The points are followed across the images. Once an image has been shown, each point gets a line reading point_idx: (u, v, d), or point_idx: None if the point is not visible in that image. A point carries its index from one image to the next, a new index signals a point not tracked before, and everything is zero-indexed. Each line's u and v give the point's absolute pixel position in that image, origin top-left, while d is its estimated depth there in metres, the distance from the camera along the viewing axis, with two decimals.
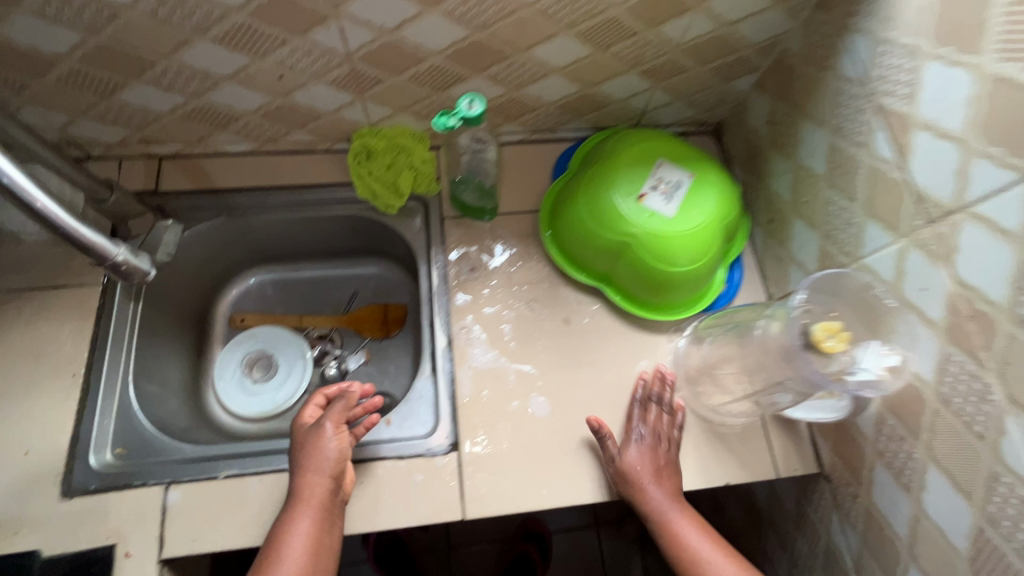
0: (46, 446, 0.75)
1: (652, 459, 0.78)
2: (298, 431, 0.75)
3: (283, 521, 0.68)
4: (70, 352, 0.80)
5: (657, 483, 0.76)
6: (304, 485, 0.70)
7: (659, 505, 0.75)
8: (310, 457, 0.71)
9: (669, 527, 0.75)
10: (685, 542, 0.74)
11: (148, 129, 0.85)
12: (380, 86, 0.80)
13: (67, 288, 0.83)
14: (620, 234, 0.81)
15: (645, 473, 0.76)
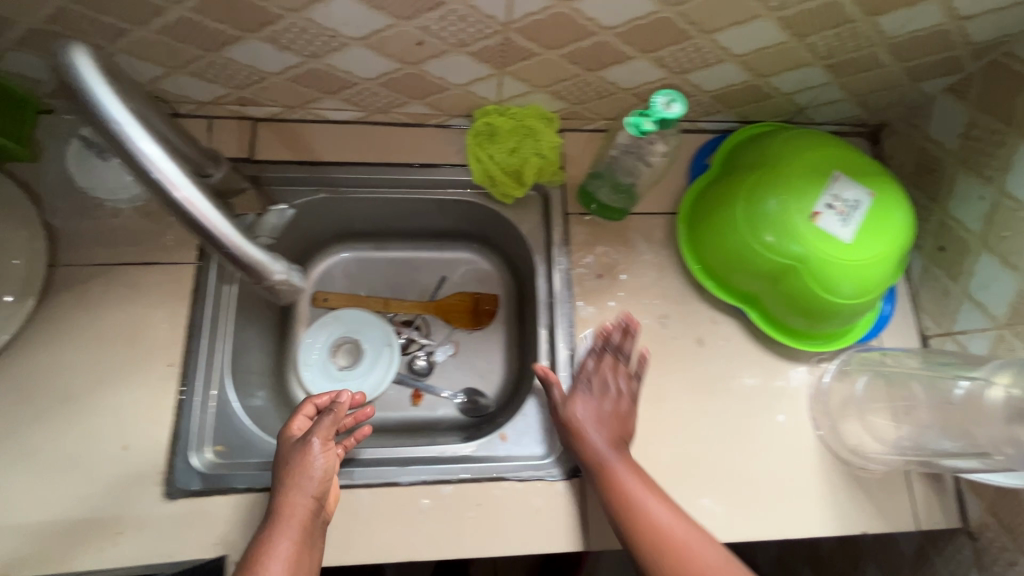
0: (147, 441, 0.69)
1: (601, 416, 0.72)
2: (284, 447, 0.68)
3: (261, 540, 0.59)
4: (166, 338, 0.73)
5: (615, 446, 0.69)
6: (285, 503, 0.62)
7: (597, 459, 0.69)
8: (295, 473, 0.64)
9: (607, 489, 0.66)
10: (630, 510, 0.65)
11: (249, 89, 0.74)
12: (528, 62, 0.68)
13: (160, 266, 0.75)
14: (785, 256, 0.71)
15: (594, 426, 0.71)
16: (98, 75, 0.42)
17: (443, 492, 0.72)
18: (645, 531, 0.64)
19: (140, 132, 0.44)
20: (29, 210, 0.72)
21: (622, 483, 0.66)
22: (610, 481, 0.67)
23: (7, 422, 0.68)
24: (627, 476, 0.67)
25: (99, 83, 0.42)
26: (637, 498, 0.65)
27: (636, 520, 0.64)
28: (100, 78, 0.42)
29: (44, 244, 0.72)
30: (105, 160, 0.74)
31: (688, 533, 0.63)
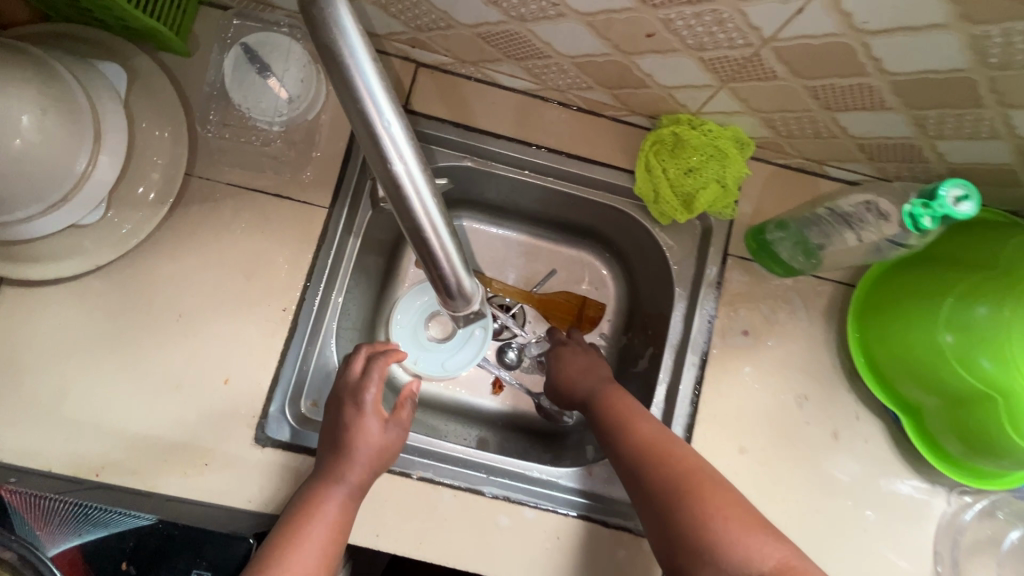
0: (247, 380, 0.67)
1: (588, 370, 0.79)
2: (339, 396, 0.67)
3: (317, 490, 0.60)
4: (284, 280, 0.69)
5: (608, 385, 0.75)
6: (344, 465, 0.62)
7: (591, 390, 0.75)
8: (359, 439, 0.63)
9: (600, 418, 0.71)
10: (618, 429, 0.67)
11: (427, 33, 0.66)
12: (761, 83, 0.57)
13: (292, 202, 0.70)
14: (974, 376, 0.60)
15: (579, 375, 0.79)
16: (357, 27, 0.32)
17: (525, 514, 0.69)
18: (634, 446, 0.65)
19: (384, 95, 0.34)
20: (177, 110, 0.67)
21: (610, 411, 0.70)
22: (602, 410, 0.71)
23: (119, 326, 0.67)
24: (615, 404, 0.71)
25: (353, 31, 0.32)
26: (626, 415, 0.68)
27: (620, 438, 0.67)
28: (356, 27, 0.32)
29: (185, 151, 0.68)
30: (263, 77, 0.68)
31: (679, 447, 0.64)
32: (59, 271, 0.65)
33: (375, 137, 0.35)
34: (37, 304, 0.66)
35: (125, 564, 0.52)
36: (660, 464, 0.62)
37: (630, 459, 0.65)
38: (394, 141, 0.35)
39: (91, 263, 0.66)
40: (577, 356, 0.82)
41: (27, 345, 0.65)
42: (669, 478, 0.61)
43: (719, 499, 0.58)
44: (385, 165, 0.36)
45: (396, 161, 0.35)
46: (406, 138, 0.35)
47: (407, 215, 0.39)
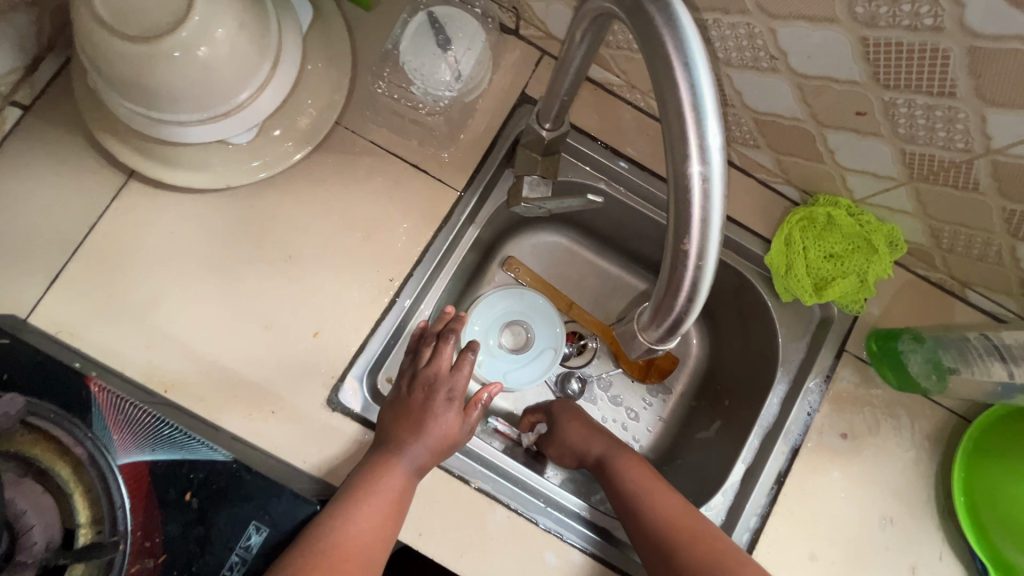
0: (337, 340, 0.66)
1: (579, 431, 0.76)
2: (421, 373, 0.64)
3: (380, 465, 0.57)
4: (400, 251, 0.68)
5: (613, 449, 0.74)
6: (403, 436, 0.60)
7: (600, 455, 0.74)
8: (425, 414, 0.61)
9: (614, 493, 0.70)
10: (633, 507, 0.67)
11: (614, 50, 0.65)
12: (953, 192, 0.55)
13: (428, 177, 0.69)
14: None
15: (589, 439, 0.75)
16: (695, 31, 0.31)
17: (573, 558, 0.65)
18: (655, 524, 0.65)
19: (711, 105, 0.31)
20: (346, 60, 0.67)
21: (620, 491, 0.69)
22: (610, 483, 0.71)
23: (229, 252, 0.66)
24: (624, 480, 0.69)
25: (692, 35, 0.31)
26: (645, 488, 0.68)
27: (636, 515, 0.66)
28: (694, 32, 0.31)
29: (344, 100, 0.67)
30: (442, 51, 0.67)
31: (704, 523, 0.64)
32: (191, 181, 0.64)
33: (684, 137, 0.31)
34: (160, 207, 0.65)
35: (190, 496, 0.49)
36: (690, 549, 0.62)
37: (653, 536, 0.64)
38: (704, 149, 0.31)
39: (223, 182, 0.65)
40: (581, 418, 0.77)
41: (136, 242, 0.65)
42: (692, 556, 0.62)
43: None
44: (679, 172, 0.32)
45: (698, 163, 0.31)
46: (719, 149, 0.31)
47: (682, 227, 0.32)
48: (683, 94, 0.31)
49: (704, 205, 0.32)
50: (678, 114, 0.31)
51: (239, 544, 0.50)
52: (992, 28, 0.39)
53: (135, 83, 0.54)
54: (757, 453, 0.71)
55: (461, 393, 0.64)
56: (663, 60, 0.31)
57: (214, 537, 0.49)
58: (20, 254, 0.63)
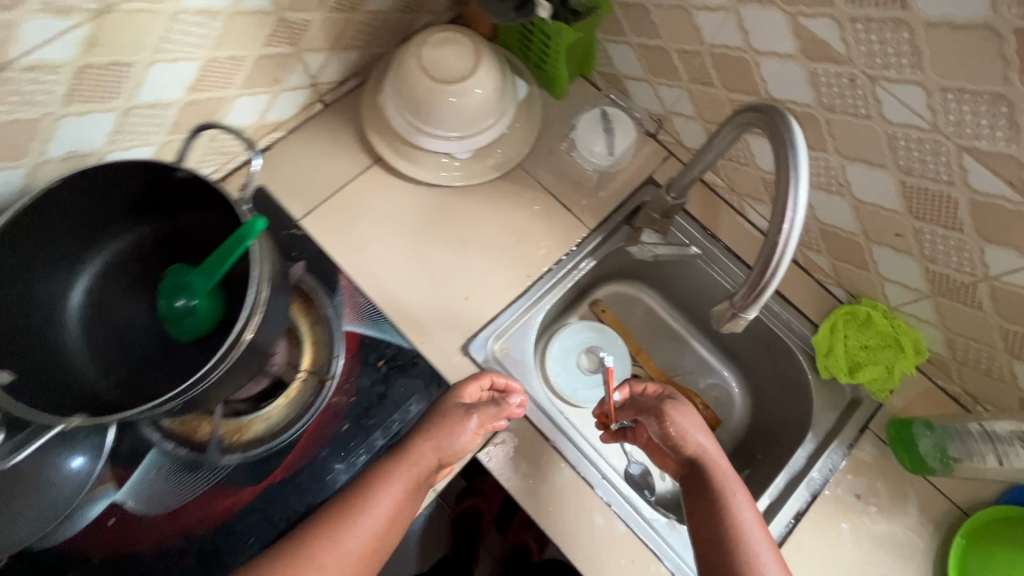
0: (479, 307, 0.88)
1: (705, 432, 0.78)
2: (449, 396, 0.69)
3: (378, 478, 0.62)
4: (538, 259, 0.92)
5: (735, 482, 0.73)
6: (414, 450, 0.64)
7: (723, 478, 0.74)
8: (445, 431, 0.65)
9: (729, 524, 0.69)
10: (744, 554, 0.67)
11: (726, 161, 0.91)
12: (964, 308, 0.75)
13: (570, 214, 0.95)
14: None
15: (708, 450, 0.76)
16: (801, 134, 0.55)
17: (616, 526, 0.78)
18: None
19: (804, 174, 0.54)
20: (537, 125, 0.97)
21: (737, 526, 0.69)
22: (727, 514, 0.70)
23: (426, 226, 0.91)
24: (746, 521, 0.69)
25: (798, 135, 0.55)
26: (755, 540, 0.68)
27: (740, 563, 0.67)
28: (801, 134, 0.55)
29: (530, 151, 0.96)
30: (606, 129, 0.96)
31: None
32: (417, 173, 0.92)
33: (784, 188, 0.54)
34: (385, 184, 0.93)
35: (381, 362, 0.71)
36: None
37: None
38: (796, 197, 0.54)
39: (435, 180, 0.92)
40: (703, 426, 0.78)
41: (363, 203, 0.91)
42: None
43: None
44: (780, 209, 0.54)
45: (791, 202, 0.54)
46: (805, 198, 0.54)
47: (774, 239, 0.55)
48: (790, 166, 0.54)
49: (790, 228, 0.54)
50: (785, 178, 0.54)
51: (403, 411, 0.70)
52: (987, 188, 0.61)
53: (420, 103, 0.84)
54: (779, 492, 0.84)
55: (487, 416, 0.67)
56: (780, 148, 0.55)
57: (389, 397, 0.70)
58: (289, 189, 0.90)
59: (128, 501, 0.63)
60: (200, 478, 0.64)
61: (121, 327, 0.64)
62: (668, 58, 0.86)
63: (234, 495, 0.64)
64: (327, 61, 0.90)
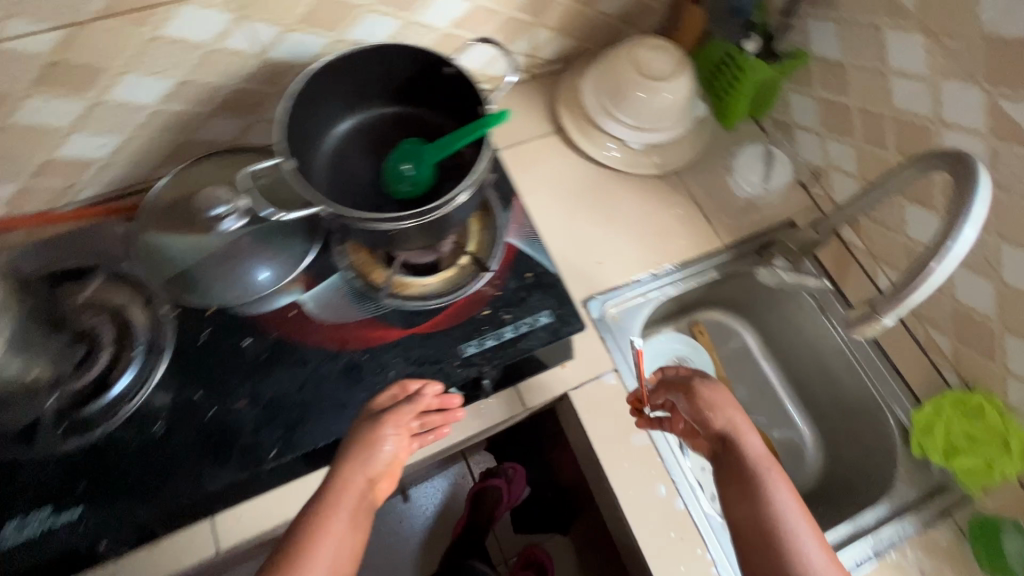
0: (606, 274, 0.97)
1: (733, 409, 0.78)
2: (376, 405, 0.68)
3: (312, 516, 0.59)
4: (670, 254, 1.00)
5: (769, 463, 0.73)
6: (336, 480, 0.61)
7: (755, 460, 0.73)
8: (362, 452, 0.63)
9: (769, 508, 0.69)
10: (781, 536, 0.67)
11: (873, 223, 0.97)
12: None
13: (710, 227, 1.03)
14: None
15: (740, 429, 0.76)
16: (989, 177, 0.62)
17: (674, 500, 0.82)
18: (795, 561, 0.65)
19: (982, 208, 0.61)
20: (702, 144, 1.07)
21: (779, 511, 0.68)
22: (769, 498, 0.69)
23: (580, 193, 1.02)
24: (784, 504, 0.69)
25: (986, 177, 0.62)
26: (791, 524, 0.67)
27: (777, 546, 0.66)
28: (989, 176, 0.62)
29: (689, 163, 1.06)
30: (765, 159, 1.07)
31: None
32: (589, 148, 1.04)
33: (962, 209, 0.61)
34: (558, 150, 1.05)
35: (527, 275, 0.81)
36: None
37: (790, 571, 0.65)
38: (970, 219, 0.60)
39: (603, 160, 1.04)
40: (733, 401, 0.78)
41: (535, 158, 1.04)
42: None
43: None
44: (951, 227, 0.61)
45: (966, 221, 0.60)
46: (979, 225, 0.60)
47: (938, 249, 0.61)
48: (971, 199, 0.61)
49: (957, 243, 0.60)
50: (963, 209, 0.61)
51: (531, 318, 0.78)
52: None
53: (624, 91, 0.97)
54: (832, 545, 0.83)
55: (403, 416, 0.65)
56: (965, 183, 0.62)
57: (529, 302, 0.79)
58: None
59: (308, 303, 0.76)
60: (362, 306, 0.77)
61: (354, 178, 0.79)
62: (848, 114, 0.94)
63: (384, 329, 0.76)
64: (550, 40, 1.06)
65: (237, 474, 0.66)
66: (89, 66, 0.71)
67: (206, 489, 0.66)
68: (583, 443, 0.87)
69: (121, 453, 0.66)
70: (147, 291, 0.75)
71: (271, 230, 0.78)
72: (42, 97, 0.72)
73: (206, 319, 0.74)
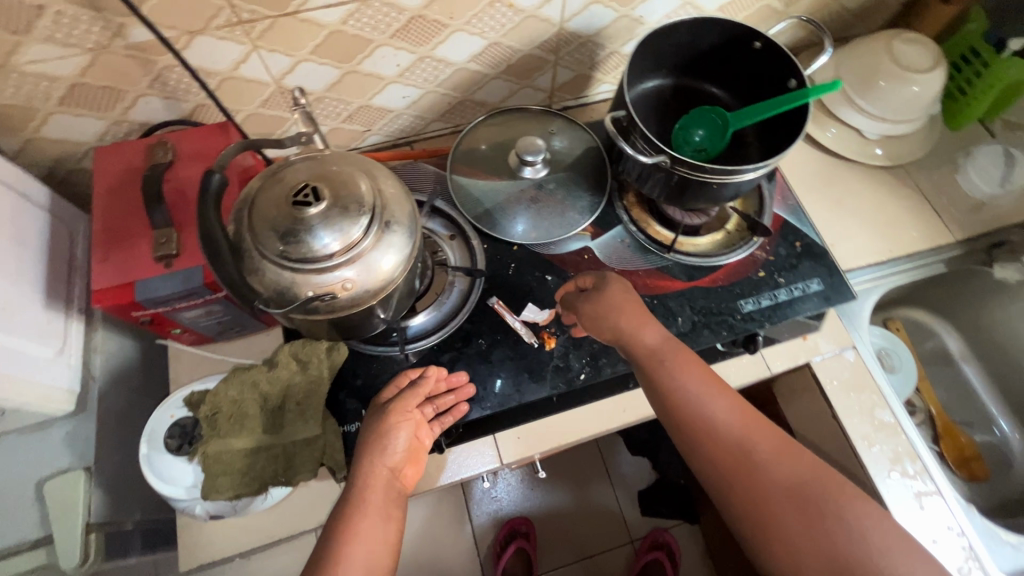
0: (839, 256, 0.99)
1: (627, 309, 0.72)
2: (384, 397, 0.71)
3: (340, 511, 0.63)
4: (903, 243, 1.02)
5: (665, 348, 0.69)
6: (359, 477, 0.65)
7: (647, 354, 0.69)
8: (372, 451, 0.66)
9: (676, 394, 0.66)
10: (704, 428, 0.64)
11: None
12: None
13: (940, 221, 1.04)
14: None
15: (645, 334, 0.70)
16: None
17: (925, 479, 0.83)
18: (730, 445, 0.63)
19: None
20: (933, 140, 1.08)
21: (685, 393, 0.66)
22: (675, 385, 0.66)
23: (811, 178, 1.05)
24: (691, 391, 0.66)
25: None
26: (684, 413, 0.65)
27: (709, 439, 0.64)
28: None
29: (920, 158, 1.08)
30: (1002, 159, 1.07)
31: (789, 455, 0.63)
32: (822, 137, 1.07)
33: None
34: None
35: (797, 244, 0.86)
36: (781, 488, 0.61)
37: (727, 467, 0.63)
38: None
39: (835, 148, 1.06)
40: (625, 299, 0.72)
41: None
42: (782, 494, 0.60)
43: (811, 524, 0.59)
44: None
45: None
46: None
47: None
48: None
49: None
50: None
51: (804, 285, 0.83)
52: None
53: (872, 78, 1.00)
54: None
55: (405, 403, 0.69)
56: None
57: (801, 270, 0.84)
58: None
59: (597, 249, 0.84)
60: (645, 258, 0.84)
61: None
62: None
63: (669, 279, 0.82)
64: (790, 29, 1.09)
65: (551, 391, 0.75)
66: (440, 21, 0.81)
67: (524, 399, 0.75)
68: (822, 412, 0.90)
69: (456, 358, 0.76)
70: (457, 223, 0.85)
71: (567, 180, 0.87)
72: (393, 46, 0.83)
73: (511, 253, 0.84)
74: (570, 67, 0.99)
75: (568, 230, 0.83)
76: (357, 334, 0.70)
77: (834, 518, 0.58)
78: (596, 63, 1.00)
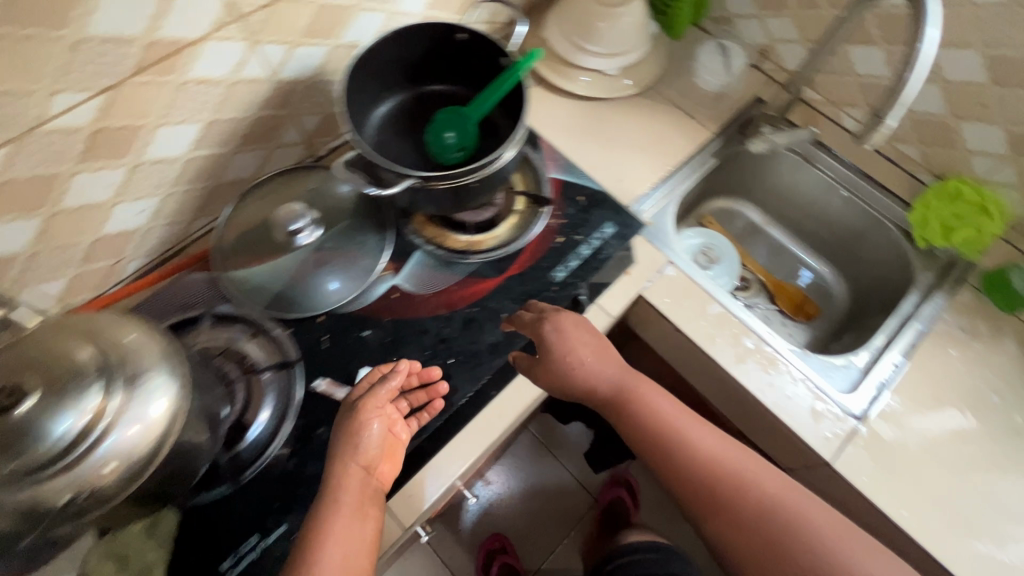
0: (628, 187, 1.07)
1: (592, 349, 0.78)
2: (353, 396, 0.70)
3: (316, 511, 0.60)
4: (674, 154, 1.11)
5: (632, 376, 0.79)
6: (336, 472, 0.62)
7: (617, 389, 0.78)
8: (351, 443, 0.64)
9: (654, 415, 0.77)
10: (676, 441, 0.75)
11: (824, 76, 1.13)
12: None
13: (695, 121, 1.15)
14: None
15: (602, 364, 0.78)
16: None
17: (762, 347, 0.93)
18: (702, 459, 0.73)
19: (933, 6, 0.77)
20: (662, 56, 1.19)
21: (659, 410, 0.77)
22: (649, 404, 0.77)
23: (580, 128, 1.11)
24: (665, 410, 0.77)
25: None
26: (659, 433, 0.75)
27: (682, 452, 0.74)
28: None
29: (660, 75, 1.18)
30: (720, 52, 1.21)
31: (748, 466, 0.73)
32: (574, 88, 1.13)
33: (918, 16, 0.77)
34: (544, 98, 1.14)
35: (581, 198, 0.91)
36: (744, 491, 0.71)
37: (696, 479, 0.72)
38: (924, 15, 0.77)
39: (589, 94, 1.13)
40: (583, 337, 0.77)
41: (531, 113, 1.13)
42: (746, 494, 0.70)
43: (767, 520, 0.68)
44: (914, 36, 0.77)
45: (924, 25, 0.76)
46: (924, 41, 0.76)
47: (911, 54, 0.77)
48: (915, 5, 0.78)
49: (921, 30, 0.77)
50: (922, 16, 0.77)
51: (600, 231, 0.88)
52: None
53: (587, 23, 1.07)
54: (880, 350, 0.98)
55: (381, 392, 0.69)
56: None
57: (593, 220, 0.89)
58: None
59: (405, 283, 0.83)
60: (451, 270, 0.84)
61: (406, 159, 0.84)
62: None
63: (483, 280, 0.83)
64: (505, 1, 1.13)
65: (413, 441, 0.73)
66: (129, 125, 0.73)
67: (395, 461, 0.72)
68: (668, 330, 0.97)
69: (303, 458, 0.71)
70: (253, 320, 0.78)
71: (344, 230, 0.82)
72: (89, 171, 0.73)
73: (321, 324, 0.79)
74: (310, 114, 0.95)
75: (362, 282, 0.80)
76: (175, 493, 0.62)
77: (793, 517, 0.68)
78: (335, 100, 0.97)
